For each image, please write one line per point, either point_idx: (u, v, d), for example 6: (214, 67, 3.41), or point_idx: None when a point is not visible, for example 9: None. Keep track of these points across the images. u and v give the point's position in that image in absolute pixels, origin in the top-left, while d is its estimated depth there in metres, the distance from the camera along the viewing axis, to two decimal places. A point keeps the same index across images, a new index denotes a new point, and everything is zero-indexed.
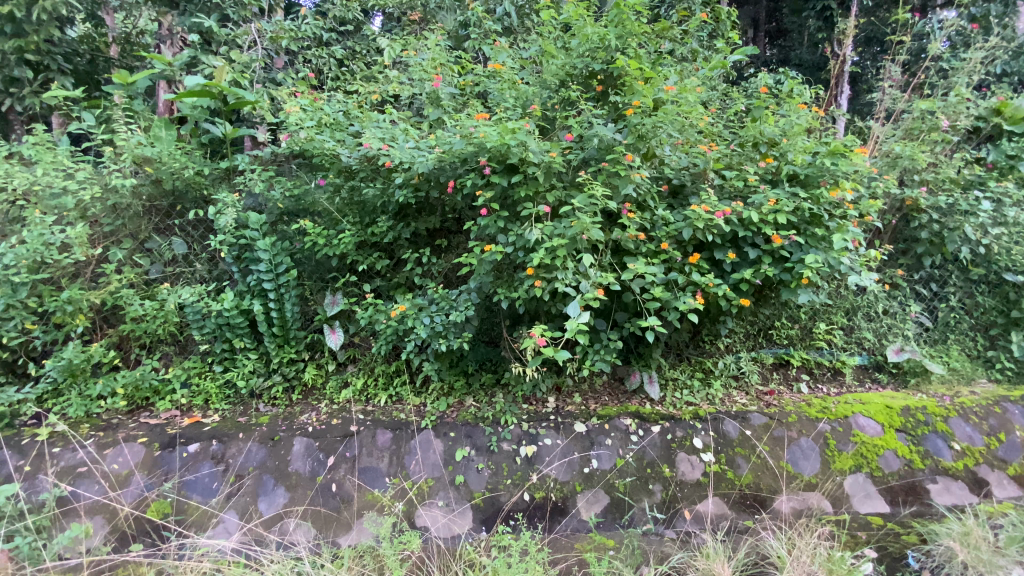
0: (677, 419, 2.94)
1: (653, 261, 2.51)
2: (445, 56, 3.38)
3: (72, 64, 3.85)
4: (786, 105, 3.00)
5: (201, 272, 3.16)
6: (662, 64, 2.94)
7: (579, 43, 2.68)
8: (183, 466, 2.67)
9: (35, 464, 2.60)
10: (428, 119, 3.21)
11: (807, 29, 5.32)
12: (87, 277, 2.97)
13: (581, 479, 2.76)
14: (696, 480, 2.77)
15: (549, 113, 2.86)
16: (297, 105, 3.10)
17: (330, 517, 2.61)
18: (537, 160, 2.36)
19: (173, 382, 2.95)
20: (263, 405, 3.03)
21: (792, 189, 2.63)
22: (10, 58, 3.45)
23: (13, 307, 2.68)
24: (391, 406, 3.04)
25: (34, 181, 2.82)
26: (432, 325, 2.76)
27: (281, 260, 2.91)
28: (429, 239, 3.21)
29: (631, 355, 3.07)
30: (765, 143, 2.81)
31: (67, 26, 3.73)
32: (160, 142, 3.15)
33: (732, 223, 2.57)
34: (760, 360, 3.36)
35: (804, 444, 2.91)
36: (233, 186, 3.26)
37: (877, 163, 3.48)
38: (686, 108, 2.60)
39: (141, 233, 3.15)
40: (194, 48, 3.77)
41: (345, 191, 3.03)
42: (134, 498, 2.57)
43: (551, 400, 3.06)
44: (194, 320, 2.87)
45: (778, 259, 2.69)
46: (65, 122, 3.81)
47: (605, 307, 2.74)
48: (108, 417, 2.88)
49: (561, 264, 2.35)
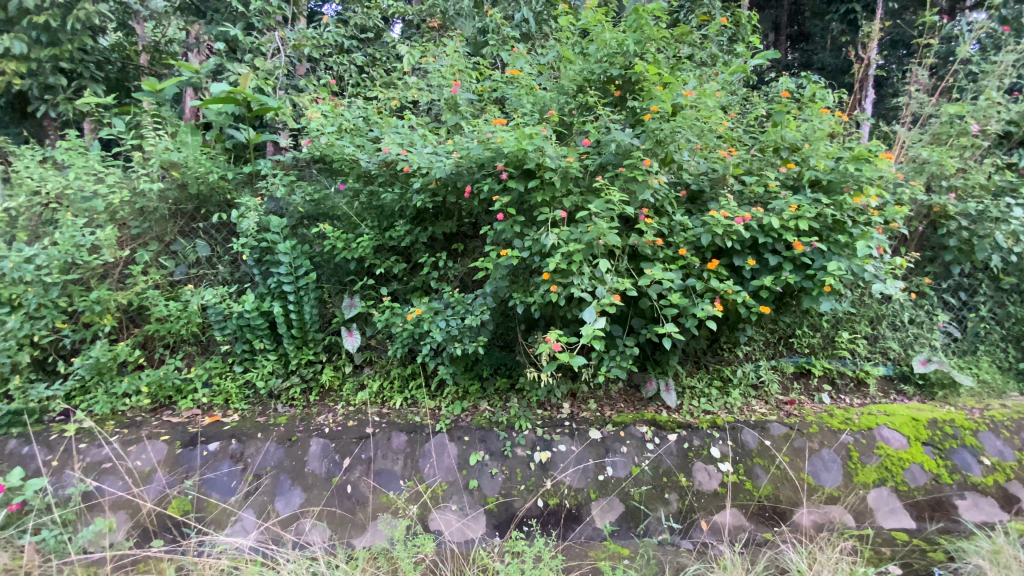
0: (695, 428, 2.89)
1: (671, 267, 2.49)
2: (464, 63, 3.43)
3: (104, 72, 3.99)
4: (808, 110, 2.94)
5: (224, 274, 3.23)
6: (680, 69, 2.93)
7: (597, 49, 2.69)
8: (203, 464, 2.72)
9: (63, 459, 2.69)
10: (447, 125, 3.26)
11: (830, 32, 5.23)
12: (115, 278, 3.06)
13: (595, 487, 2.74)
14: (713, 490, 2.72)
15: (566, 119, 2.88)
16: (319, 112, 3.13)
17: (345, 518, 2.63)
18: (554, 165, 2.36)
19: (195, 382, 3.00)
20: (281, 405, 3.05)
21: (813, 195, 2.60)
22: (46, 65, 3.60)
23: (45, 306, 2.79)
24: (406, 409, 3.05)
25: (66, 185, 2.94)
26: (447, 329, 2.79)
27: (301, 263, 2.95)
28: (446, 244, 3.24)
29: (648, 362, 3.04)
30: (786, 149, 2.78)
31: (99, 35, 3.89)
32: (187, 147, 3.21)
33: (752, 229, 2.54)
34: (780, 369, 3.25)
35: (826, 455, 2.84)
36: (255, 190, 3.32)
37: (903, 168, 3.43)
38: (707, 112, 2.56)
39: (167, 235, 3.23)
40: (221, 56, 3.94)
41: (365, 195, 3.06)
42: (156, 494, 2.62)
43: (566, 406, 3.02)
44: (216, 320, 2.93)
45: (799, 266, 2.65)
46: (96, 128, 3.94)
47: (621, 312, 2.72)
48: (132, 414, 2.93)
49: (577, 270, 2.35)
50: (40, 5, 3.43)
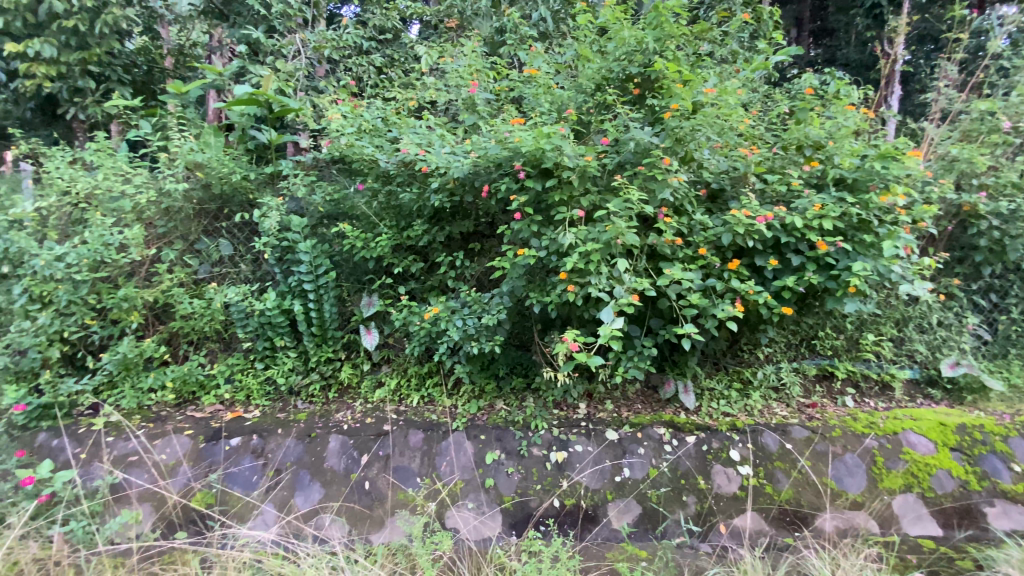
0: (714, 430, 2.86)
1: (691, 267, 2.46)
2: (481, 63, 3.43)
3: (130, 75, 4.10)
4: (833, 106, 2.88)
5: (246, 273, 3.29)
6: (701, 66, 2.89)
7: (615, 47, 2.68)
8: (226, 458, 2.78)
9: (92, 452, 2.77)
10: (464, 125, 3.27)
11: (854, 27, 5.12)
12: (142, 275, 3.14)
13: (612, 488, 2.72)
14: (732, 493, 2.69)
15: (584, 117, 2.86)
16: (339, 112, 3.16)
17: (363, 514, 2.66)
18: (572, 164, 2.35)
19: (218, 378, 3.06)
20: (301, 402, 3.09)
21: (838, 194, 2.54)
22: (76, 69, 3.71)
23: (75, 304, 2.87)
24: (423, 407, 3.07)
25: (95, 185, 3.03)
26: (464, 328, 2.80)
27: (321, 262, 2.99)
28: (463, 243, 3.25)
29: (666, 363, 3.01)
30: (810, 146, 2.72)
31: (126, 39, 3.99)
32: (210, 148, 3.28)
33: (774, 228, 2.49)
34: (802, 372, 3.19)
35: (849, 459, 2.78)
36: (277, 190, 3.38)
37: (932, 166, 3.33)
38: (727, 110, 2.54)
39: (191, 234, 3.30)
40: (243, 58, 4.01)
41: (383, 195, 3.09)
42: (181, 487, 2.68)
43: (582, 406, 3.01)
44: (239, 318, 2.98)
45: (823, 267, 2.60)
46: (123, 130, 4.05)
47: (639, 313, 2.70)
48: (158, 409, 3.00)
49: (595, 270, 2.33)
50: (70, 10, 3.53)
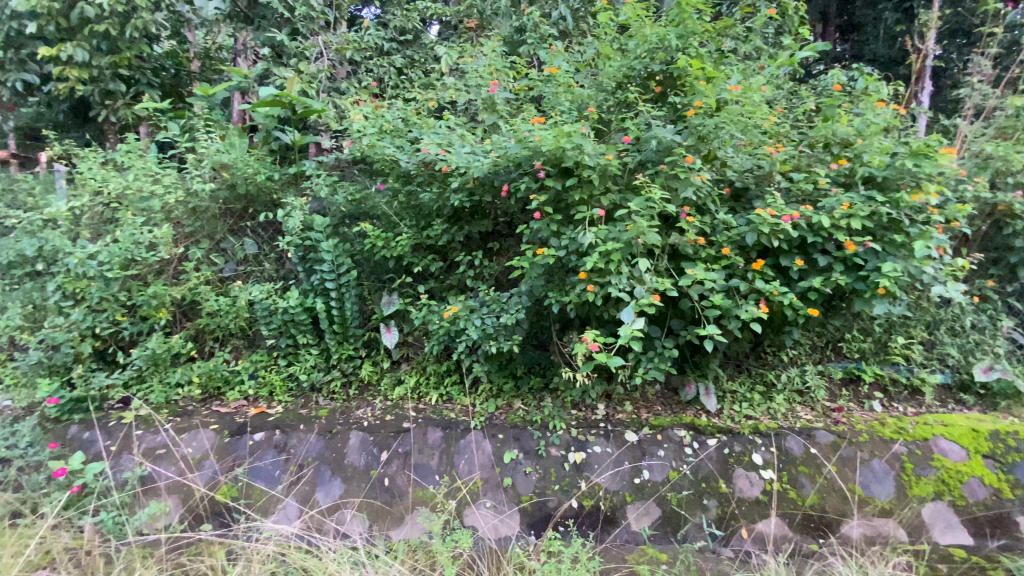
0: (736, 433, 2.81)
1: (714, 267, 2.43)
2: (501, 62, 3.41)
3: (159, 78, 4.21)
4: (862, 103, 2.81)
5: (270, 271, 3.34)
6: (724, 63, 2.85)
7: (637, 44, 2.65)
8: (250, 453, 2.84)
9: (122, 445, 2.85)
10: (484, 124, 3.27)
11: (883, 22, 4.98)
12: (170, 273, 3.22)
13: (631, 490, 2.70)
14: (755, 498, 2.64)
15: (605, 116, 2.84)
16: (361, 113, 3.20)
17: (383, 510, 2.69)
18: (592, 163, 2.34)
19: (242, 374, 3.12)
20: (323, 398, 3.14)
21: (867, 193, 2.48)
22: (107, 72, 3.83)
23: (107, 300, 2.97)
24: (441, 405, 3.09)
25: (127, 185, 3.14)
26: (483, 327, 2.81)
27: (343, 261, 3.03)
28: (481, 243, 3.26)
29: (687, 364, 2.97)
30: (837, 144, 2.65)
31: (154, 43, 4.10)
32: (235, 148, 3.36)
33: (801, 228, 2.44)
34: (828, 375, 3.12)
35: (876, 465, 2.71)
36: (300, 190, 3.43)
37: (966, 164, 3.21)
38: (751, 107, 2.51)
39: (217, 234, 3.37)
40: (267, 61, 4.09)
41: (403, 195, 3.12)
42: (207, 480, 2.75)
43: (601, 407, 2.98)
44: (263, 316, 3.04)
45: (851, 267, 2.54)
46: (152, 131, 4.16)
47: (660, 313, 2.67)
48: (184, 403, 3.07)
49: (616, 269, 2.32)
50: (102, 15, 3.64)
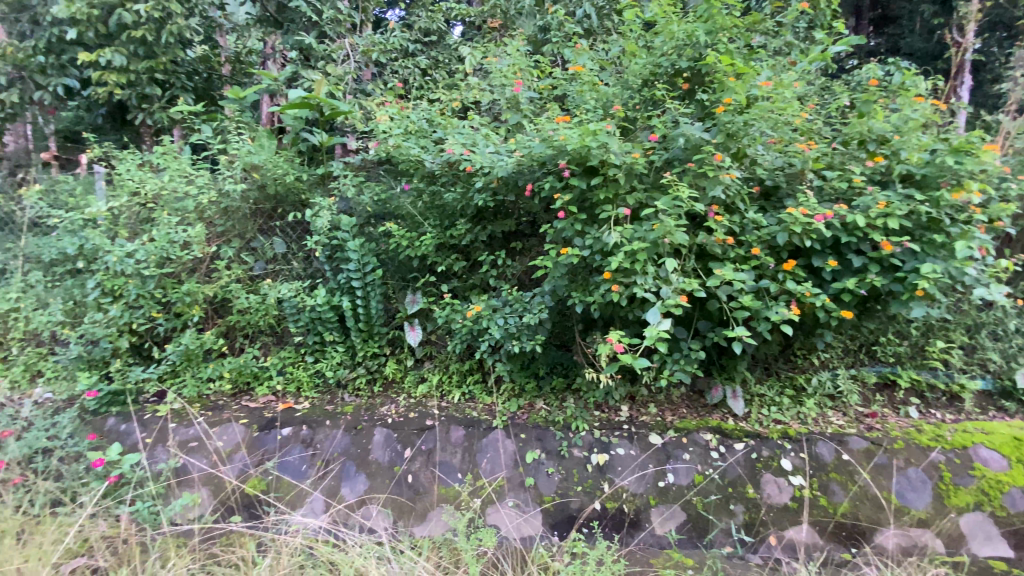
0: (764, 438, 2.74)
1: (742, 268, 2.38)
2: (525, 61, 3.38)
3: (192, 82, 4.35)
4: (899, 98, 2.71)
5: (298, 270, 3.40)
6: (754, 58, 2.79)
7: (664, 41, 2.63)
8: (277, 447, 2.90)
9: (157, 437, 2.94)
10: (508, 124, 3.28)
11: (921, 14, 4.81)
12: (203, 271, 3.31)
13: (655, 493, 2.66)
14: (784, 504, 2.58)
15: (630, 114, 2.80)
16: (387, 114, 3.24)
17: (407, 506, 2.72)
18: (618, 162, 2.31)
19: (270, 370, 3.19)
20: (348, 395, 3.20)
21: (905, 191, 2.39)
22: (144, 77, 3.97)
23: (143, 297, 3.07)
24: (464, 404, 3.10)
25: (163, 186, 3.25)
26: (506, 326, 2.81)
27: (368, 260, 3.07)
28: (504, 242, 3.26)
29: (713, 366, 2.92)
30: (874, 141, 2.56)
31: (188, 48, 4.24)
32: (265, 150, 3.44)
33: (834, 227, 2.37)
34: (861, 379, 3.02)
35: (912, 474, 2.62)
36: (327, 190, 3.50)
37: (1010, 160, 3.08)
38: (783, 103, 2.42)
39: (248, 233, 3.46)
40: (295, 64, 4.18)
41: (427, 195, 3.14)
42: (237, 473, 2.82)
43: (625, 409, 2.96)
44: (291, 313, 3.10)
45: (887, 268, 2.46)
46: (186, 134, 4.29)
47: (686, 314, 2.63)
48: (216, 398, 3.16)
49: (641, 269, 2.29)
50: (139, 21, 3.77)
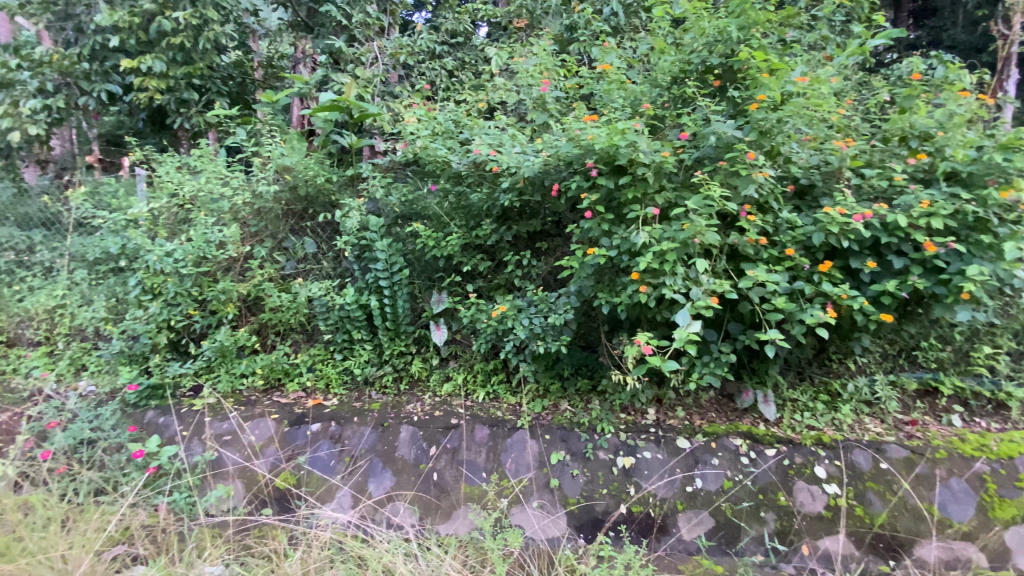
0: (797, 444, 2.67)
1: (776, 269, 2.32)
2: (552, 60, 3.37)
3: (227, 86, 4.50)
4: (944, 92, 2.60)
5: (328, 269, 3.47)
6: (789, 53, 2.71)
7: (694, 38, 2.62)
8: (307, 443, 2.97)
9: (193, 430, 3.04)
10: (534, 124, 3.27)
11: (965, 5, 4.60)
12: (237, 270, 3.41)
13: (683, 498, 2.62)
14: (817, 513, 2.51)
15: (659, 112, 2.76)
16: (414, 116, 3.27)
17: (432, 504, 2.75)
18: (647, 160, 2.28)
19: (300, 366, 3.27)
20: (375, 392, 3.23)
21: (950, 190, 2.30)
22: (182, 82, 4.12)
23: (181, 295, 3.19)
24: (488, 403, 3.11)
25: (200, 188, 3.37)
26: (531, 326, 2.80)
27: (396, 260, 3.12)
28: (530, 242, 3.25)
29: (744, 370, 2.84)
30: (915, 138, 2.48)
31: (224, 54, 4.37)
32: (296, 152, 3.53)
33: (874, 227, 2.29)
34: (901, 386, 2.90)
35: (954, 485, 2.51)
36: (356, 191, 3.56)
37: None
38: (819, 99, 2.33)
39: (280, 233, 3.54)
40: (326, 67, 4.27)
41: (454, 195, 3.17)
42: (269, 467, 2.90)
43: (651, 412, 2.91)
44: (321, 311, 3.18)
45: (930, 270, 2.36)
46: (221, 137, 4.43)
47: (717, 316, 2.59)
48: (248, 393, 3.25)
49: (670, 270, 2.25)
50: (178, 28, 3.91)
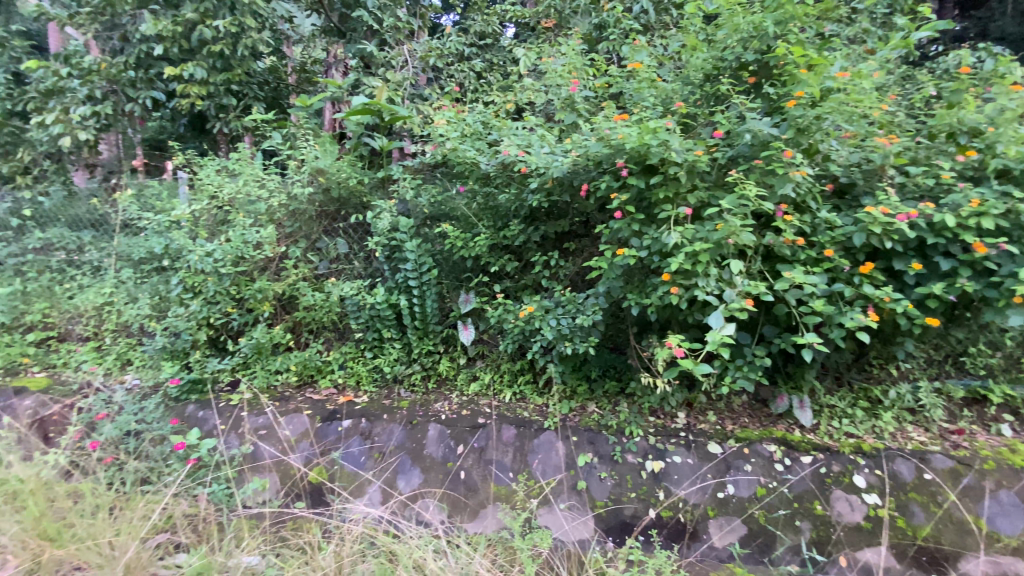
0: (834, 452, 2.59)
1: (814, 270, 2.25)
2: (581, 60, 3.36)
3: (263, 91, 4.66)
4: (995, 85, 2.48)
5: (359, 269, 3.55)
6: (827, 48, 2.63)
7: (728, 33, 2.56)
8: (338, 438, 3.04)
9: (231, 424, 3.16)
10: (563, 124, 3.27)
11: None
12: (272, 270, 3.52)
13: (714, 505, 2.57)
14: (856, 524, 2.42)
15: (691, 110, 2.72)
16: (444, 118, 3.31)
17: (459, 502, 2.78)
18: (680, 159, 2.25)
19: (332, 364, 3.35)
20: (404, 390, 3.29)
21: (1003, 188, 2.18)
22: (221, 88, 4.27)
23: (220, 294, 3.31)
24: (515, 403, 3.12)
25: (238, 190, 3.49)
26: (559, 327, 2.80)
27: (425, 260, 3.16)
28: (557, 243, 3.24)
29: (779, 374, 2.78)
30: (965, 134, 2.37)
31: (260, 60, 4.52)
32: (329, 154, 3.63)
33: (919, 227, 2.20)
34: (945, 393, 2.78)
35: (1005, 498, 2.38)
36: (387, 193, 3.62)
37: None
38: (860, 95, 2.26)
39: (313, 234, 3.64)
40: (357, 71, 4.37)
41: (482, 196, 3.20)
42: (302, 461, 2.98)
43: (681, 415, 2.88)
44: (352, 310, 3.25)
45: (980, 272, 2.25)
46: (258, 140, 4.58)
47: (751, 319, 2.53)
48: (283, 389, 3.35)
49: (703, 271, 2.22)
50: (218, 36, 4.06)
